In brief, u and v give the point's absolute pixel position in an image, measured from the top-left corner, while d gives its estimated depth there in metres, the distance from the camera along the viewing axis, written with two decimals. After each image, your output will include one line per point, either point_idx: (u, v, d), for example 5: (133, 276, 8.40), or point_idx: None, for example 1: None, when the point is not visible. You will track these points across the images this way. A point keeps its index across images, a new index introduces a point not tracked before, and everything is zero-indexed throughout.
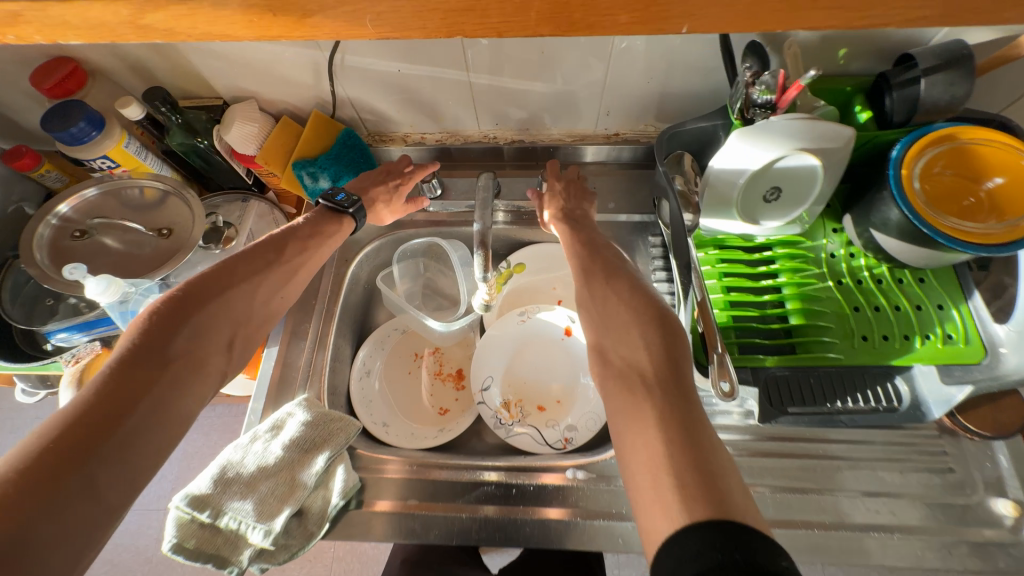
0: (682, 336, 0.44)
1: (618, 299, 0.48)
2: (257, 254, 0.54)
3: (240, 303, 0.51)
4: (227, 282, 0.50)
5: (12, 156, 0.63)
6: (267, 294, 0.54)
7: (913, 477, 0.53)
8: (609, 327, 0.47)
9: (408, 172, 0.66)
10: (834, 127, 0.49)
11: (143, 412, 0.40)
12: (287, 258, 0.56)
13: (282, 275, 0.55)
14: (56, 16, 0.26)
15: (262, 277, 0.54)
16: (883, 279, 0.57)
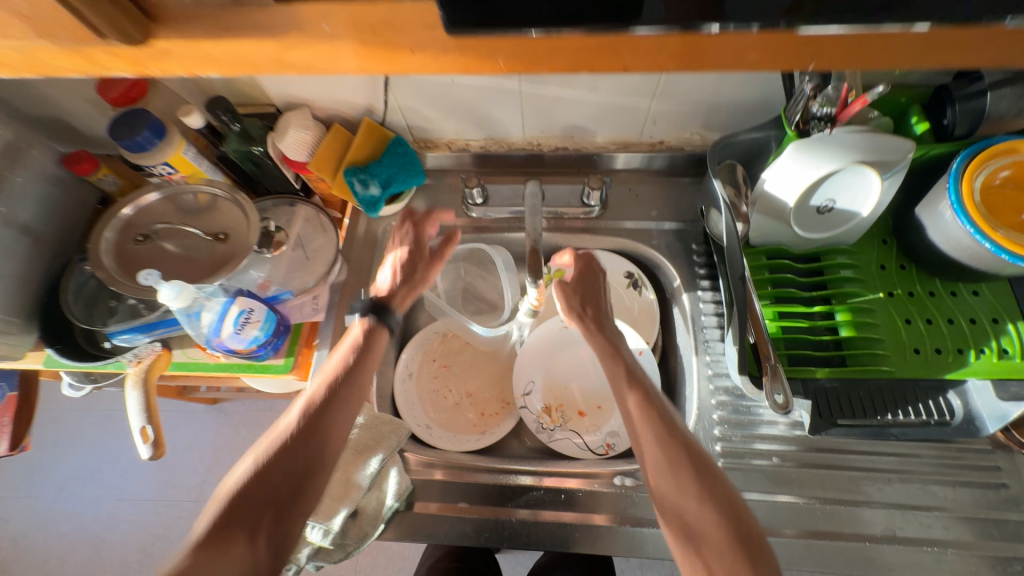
0: (754, 522, 0.44)
1: (690, 509, 0.44)
2: (336, 399, 0.51)
3: (326, 443, 0.48)
4: (303, 443, 0.47)
5: (73, 161, 0.66)
6: (311, 451, 0.47)
7: (965, 491, 0.53)
8: (682, 533, 0.44)
9: (418, 240, 0.62)
10: (894, 140, 0.49)
11: None
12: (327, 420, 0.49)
13: (321, 427, 0.49)
14: (171, 48, 0.25)
15: (303, 448, 0.47)
16: (935, 291, 0.56)
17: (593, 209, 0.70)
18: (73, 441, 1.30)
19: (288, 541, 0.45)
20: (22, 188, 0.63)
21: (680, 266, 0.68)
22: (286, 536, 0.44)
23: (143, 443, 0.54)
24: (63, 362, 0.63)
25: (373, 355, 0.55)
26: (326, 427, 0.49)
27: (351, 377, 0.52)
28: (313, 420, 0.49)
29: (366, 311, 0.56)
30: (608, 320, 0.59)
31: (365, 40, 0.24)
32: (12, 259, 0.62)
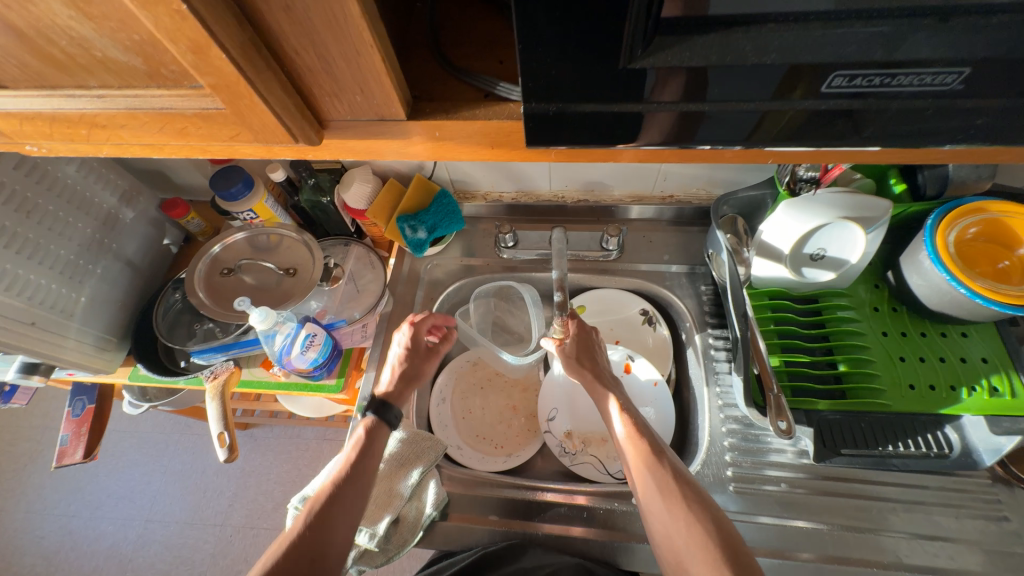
0: (737, 537, 0.44)
1: (680, 533, 0.45)
2: (359, 468, 0.54)
3: (353, 508, 0.51)
4: (336, 499, 0.51)
5: (170, 206, 0.78)
6: (349, 505, 0.51)
7: (969, 522, 0.56)
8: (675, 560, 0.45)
9: (417, 349, 0.66)
10: (872, 199, 0.57)
11: None
12: (363, 469, 0.54)
13: (359, 483, 0.53)
14: (328, 144, 0.31)
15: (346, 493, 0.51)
16: (927, 332, 0.62)
17: (611, 253, 0.79)
18: (113, 461, 1.37)
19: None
20: (129, 228, 0.76)
21: (690, 305, 0.75)
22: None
23: (220, 447, 0.63)
24: (147, 376, 0.73)
25: (378, 446, 0.57)
26: (359, 484, 0.53)
27: (370, 445, 0.56)
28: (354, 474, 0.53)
29: (372, 409, 0.59)
30: (617, 384, 0.62)
31: (439, 139, 0.30)
32: (115, 287, 0.73)
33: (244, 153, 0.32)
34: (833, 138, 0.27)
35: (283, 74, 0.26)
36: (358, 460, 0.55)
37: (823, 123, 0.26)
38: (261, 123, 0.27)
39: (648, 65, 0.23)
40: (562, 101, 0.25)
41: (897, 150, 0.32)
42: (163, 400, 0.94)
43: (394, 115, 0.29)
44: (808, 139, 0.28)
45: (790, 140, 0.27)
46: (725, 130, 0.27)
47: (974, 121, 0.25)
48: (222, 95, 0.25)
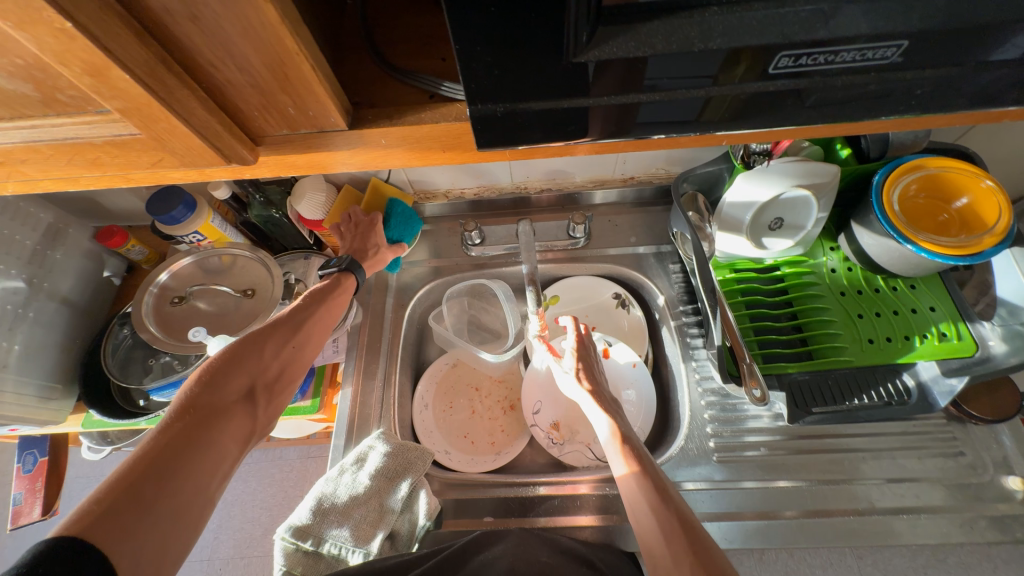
0: None
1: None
2: (294, 316, 0.58)
3: (278, 352, 0.55)
4: (269, 335, 0.55)
5: (105, 235, 0.72)
6: (295, 360, 0.57)
7: (930, 462, 0.60)
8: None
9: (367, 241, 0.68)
10: (822, 165, 0.59)
11: (178, 442, 0.42)
12: (311, 320, 0.59)
13: (305, 329, 0.58)
14: (267, 161, 0.29)
15: (291, 348, 0.56)
16: (879, 288, 0.65)
17: (578, 240, 0.78)
18: None
19: (275, 413, 0.54)
20: (61, 264, 0.70)
21: (660, 284, 0.76)
22: (278, 405, 0.54)
23: None
24: (102, 421, 0.68)
25: (336, 303, 0.62)
26: (310, 342, 0.59)
27: (327, 288, 0.62)
28: (296, 316, 0.58)
29: (344, 265, 0.63)
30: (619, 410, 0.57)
31: (386, 147, 0.28)
32: (53, 328, 0.68)
33: (173, 177, 0.29)
34: (780, 119, 0.27)
35: (202, 91, 0.24)
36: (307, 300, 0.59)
37: (774, 102, 0.26)
38: (185, 147, 0.25)
39: (593, 58, 0.23)
40: (507, 100, 0.25)
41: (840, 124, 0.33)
42: (126, 440, 0.89)
43: (333, 125, 0.27)
44: (759, 121, 0.28)
45: (741, 122, 0.28)
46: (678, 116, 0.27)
47: (910, 91, 0.26)
48: (134, 120, 0.23)
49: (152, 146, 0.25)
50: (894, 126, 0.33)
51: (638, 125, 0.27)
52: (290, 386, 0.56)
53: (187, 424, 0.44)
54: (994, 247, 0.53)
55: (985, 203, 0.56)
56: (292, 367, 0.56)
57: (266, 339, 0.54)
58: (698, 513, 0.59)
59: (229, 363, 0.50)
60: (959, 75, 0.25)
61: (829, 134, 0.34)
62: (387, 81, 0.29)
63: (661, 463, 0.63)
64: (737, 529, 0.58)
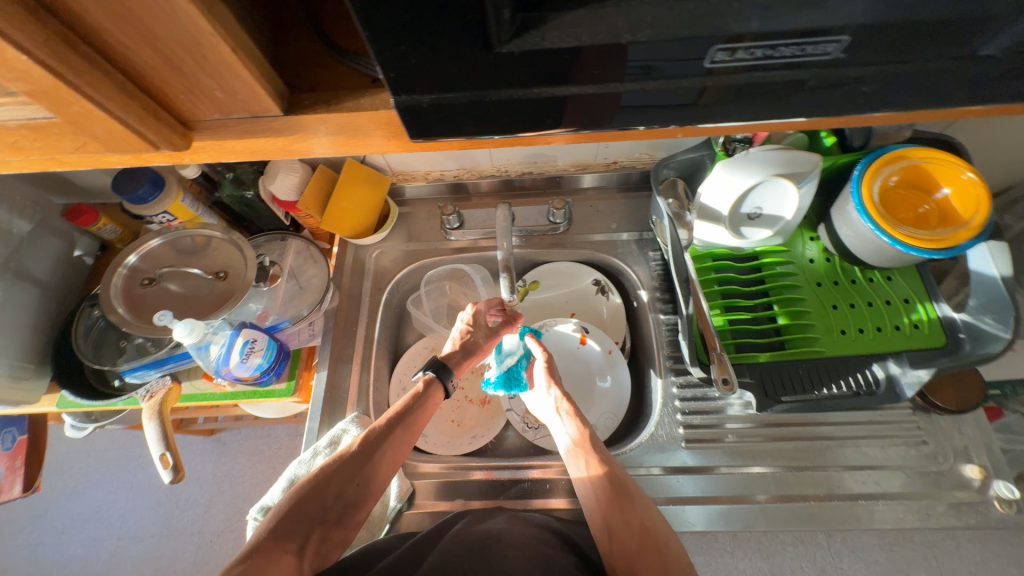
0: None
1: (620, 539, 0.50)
2: (365, 449, 0.54)
3: (346, 488, 0.52)
4: (339, 470, 0.52)
5: (74, 214, 0.70)
6: (380, 463, 0.54)
7: (893, 450, 0.62)
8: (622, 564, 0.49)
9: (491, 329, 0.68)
10: (803, 154, 0.58)
11: (260, 555, 0.45)
12: (401, 438, 0.56)
13: (383, 464, 0.54)
14: (204, 147, 0.28)
15: (377, 455, 0.54)
16: (856, 279, 0.65)
17: (559, 225, 0.78)
18: (72, 483, 1.30)
19: (360, 498, 0.53)
20: (29, 243, 0.68)
21: (639, 271, 0.76)
22: (336, 544, 0.51)
23: (163, 468, 0.61)
24: (76, 401, 0.68)
25: (396, 447, 0.56)
26: (381, 465, 0.54)
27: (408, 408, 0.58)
28: (394, 433, 0.56)
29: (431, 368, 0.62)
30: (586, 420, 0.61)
31: (326, 134, 0.27)
32: (24, 309, 0.67)
33: (109, 163, 0.28)
34: (733, 112, 0.26)
35: (118, 72, 0.22)
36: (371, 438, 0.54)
37: (728, 94, 0.25)
38: (107, 132, 0.24)
39: (517, 49, 0.22)
40: (438, 91, 0.23)
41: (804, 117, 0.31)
42: (110, 419, 0.89)
43: (267, 110, 0.25)
44: (712, 116, 0.27)
45: (696, 113, 0.27)
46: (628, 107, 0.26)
47: (868, 89, 0.25)
48: (46, 103, 0.22)
49: (75, 132, 0.24)
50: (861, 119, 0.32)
51: (589, 117, 0.26)
52: (380, 466, 0.54)
53: (273, 540, 0.47)
54: (969, 241, 0.53)
55: (966, 196, 0.56)
56: (358, 502, 0.52)
57: (359, 466, 0.53)
58: (664, 497, 0.60)
59: (295, 514, 0.49)
60: (919, 70, 0.24)
61: (793, 126, 0.33)
62: (327, 63, 0.28)
63: (632, 448, 0.64)
64: (703, 513, 0.59)
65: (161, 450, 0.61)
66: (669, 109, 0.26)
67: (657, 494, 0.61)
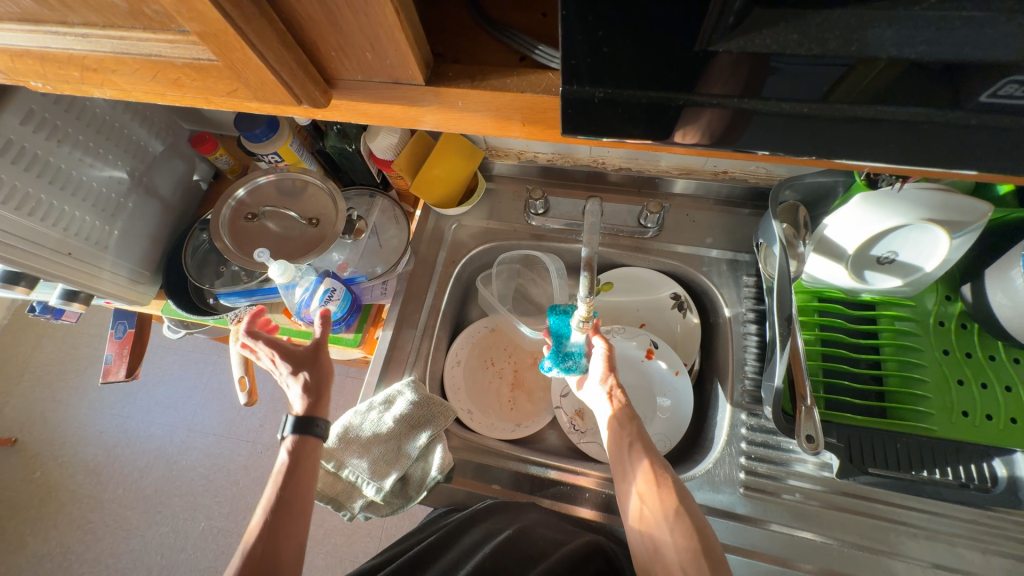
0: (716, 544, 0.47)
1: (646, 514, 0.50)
2: (280, 500, 0.51)
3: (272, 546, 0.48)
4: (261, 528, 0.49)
5: (198, 141, 0.76)
6: (294, 511, 0.51)
7: (996, 561, 0.53)
8: (646, 537, 0.49)
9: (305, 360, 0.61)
10: (970, 201, 0.48)
11: None
12: (298, 497, 0.52)
13: (296, 533, 0.50)
14: (339, 106, 0.27)
15: (292, 505, 0.51)
16: (996, 356, 0.55)
17: (648, 229, 0.73)
18: (161, 374, 1.49)
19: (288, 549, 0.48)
20: (158, 161, 0.75)
21: (727, 294, 0.70)
22: None
23: (240, 390, 0.66)
24: (176, 311, 0.75)
25: (310, 476, 0.54)
26: (288, 532, 0.49)
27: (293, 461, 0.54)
28: (288, 499, 0.51)
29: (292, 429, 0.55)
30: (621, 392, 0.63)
31: (462, 111, 0.25)
32: (147, 220, 0.74)
33: (249, 109, 0.29)
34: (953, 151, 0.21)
35: (281, 22, 0.22)
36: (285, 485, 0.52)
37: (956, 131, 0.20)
38: (259, 81, 0.24)
39: (735, 49, 0.19)
40: (605, 84, 0.21)
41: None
42: (199, 330, 0.99)
43: (410, 78, 0.24)
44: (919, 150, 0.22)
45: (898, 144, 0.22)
46: (809, 124, 0.22)
47: None
48: (212, 45, 0.22)
49: (229, 76, 0.25)
50: None
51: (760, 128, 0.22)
52: (296, 512, 0.51)
53: None
54: None
55: None
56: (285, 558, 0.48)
57: (270, 549, 0.47)
58: None
59: None
60: None
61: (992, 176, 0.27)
62: (477, 35, 0.26)
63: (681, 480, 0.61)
64: (748, 568, 0.55)
65: (240, 372, 0.67)
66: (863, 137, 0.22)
67: None
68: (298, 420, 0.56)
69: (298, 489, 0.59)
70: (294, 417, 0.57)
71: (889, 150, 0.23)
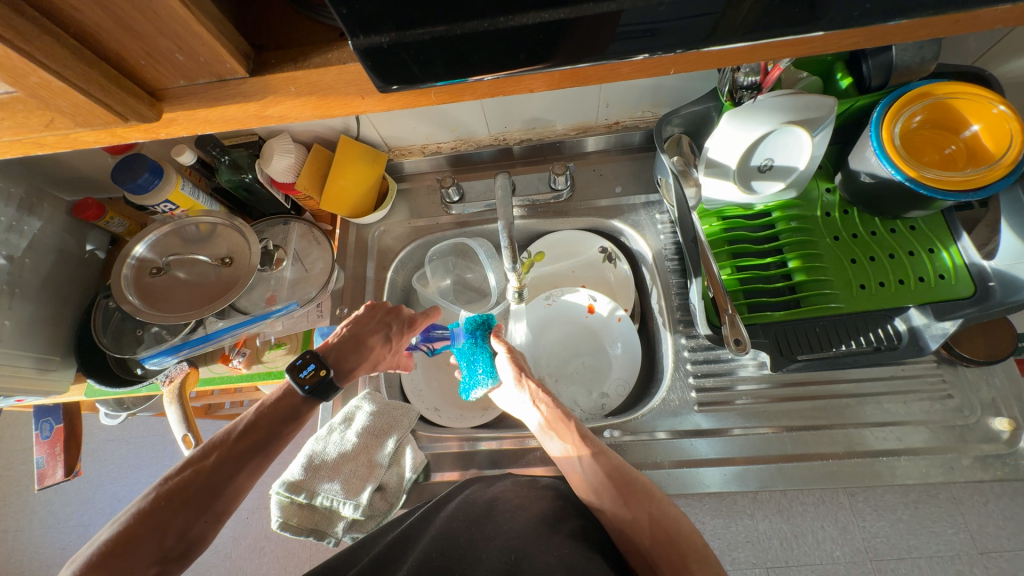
0: (688, 530, 0.46)
1: (608, 508, 0.50)
2: (257, 436, 0.49)
3: (233, 475, 0.47)
4: (234, 464, 0.47)
5: (81, 209, 0.71)
6: (269, 450, 0.49)
7: (917, 405, 0.60)
8: (622, 535, 0.49)
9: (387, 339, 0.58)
10: (817, 98, 0.54)
11: (114, 550, 0.42)
12: (282, 442, 0.50)
13: (260, 469, 0.49)
14: (178, 118, 0.28)
15: (268, 444, 0.49)
16: (877, 231, 0.62)
17: (562, 191, 0.76)
18: (115, 468, 1.38)
19: (248, 478, 0.48)
20: (41, 237, 0.70)
21: (647, 236, 0.73)
22: (205, 537, 0.45)
23: (186, 448, 0.66)
24: (102, 390, 0.70)
25: (295, 422, 0.51)
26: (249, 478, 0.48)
27: (296, 411, 0.51)
28: (267, 438, 0.49)
29: (321, 385, 0.51)
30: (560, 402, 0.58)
31: (299, 96, 0.27)
32: (44, 302, 0.69)
33: (87, 141, 0.29)
34: (712, 37, 0.25)
35: (71, 38, 0.23)
36: (266, 425, 0.50)
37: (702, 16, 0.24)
38: (72, 105, 0.24)
39: None
40: (398, 28, 0.23)
41: (797, 41, 0.29)
42: (139, 407, 0.92)
43: (232, 72, 0.26)
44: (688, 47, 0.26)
45: (668, 41, 0.26)
46: (599, 39, 0.25)
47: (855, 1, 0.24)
48: (3, 75, 0.22)
49: (45, 104, 0.24)
50: (858, 43, 0.30)
51: (557, 49, 0.25)
52: (269, 449, 0.49)
53: (144, 528, 0.43)
54: (1002, 179, 0.48)
55: (998, 130, 0.51)
56: (238, 487, 0.47)
57: (236, 472, 0.47)
58: (676, 459, 0.60)
59: (172, 505, 0.44)
60: None
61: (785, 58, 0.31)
62: (298, 26, 0.28)
63: (643, 414, 0.64)
64: (717, 474, 0.59)
65: (184, 431, 0.67)
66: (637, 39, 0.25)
67: (669, 456, 0.61)
68: (330, 382, 0.51)
69: (273, 529, 0.58)
70: (325, 376, 0.51)
71: (675, 51, 0.26)
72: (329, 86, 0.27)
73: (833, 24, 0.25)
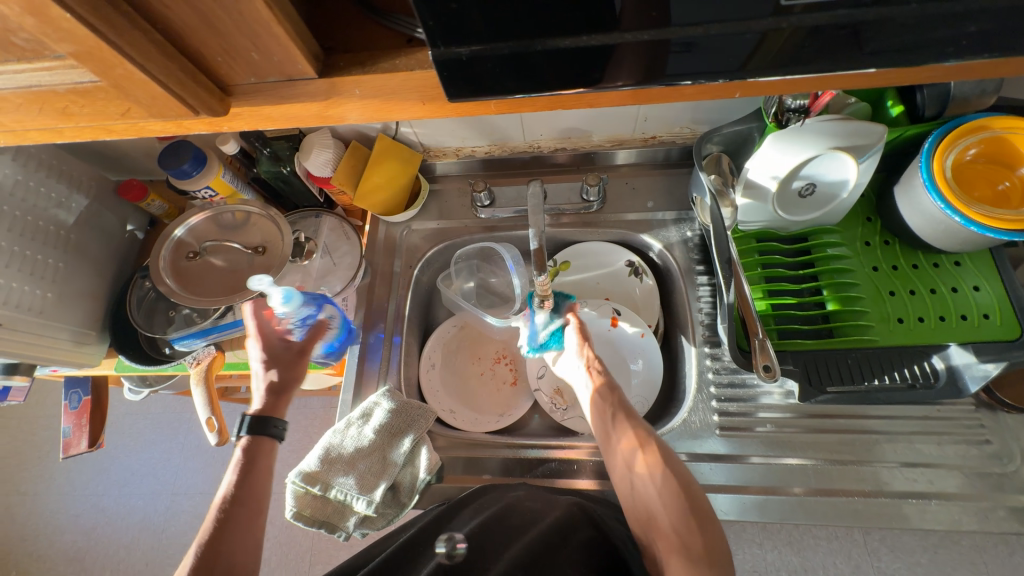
0: (703, 501, 0.49)
1: (628, 463, 0.53)
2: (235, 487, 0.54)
3: (231, 533, 0.50)
4: (223, 524, 0.51)
5: (125, 189, 0.73)
6: (253, 499, 0.54)
7: (951, 448, 0.57)
8: (634, 494, 0.52)
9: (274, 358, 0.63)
10: (867, 125, 0.52)
11: None
12: (261, 485, 0.55)
13: (254, 515, 0.53)
14: (243, 113, 0.29)
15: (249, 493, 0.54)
16: (918, 264, 0.60)
17: (592, 203, 0.75)
18: (132, 441, 1.42)
19: (248, 533, 0.51)
20: (86, 215, 0.73)
21: (677, 253, 0.73)
22: None
23: (208, 429, 0.67)
24: (131, 366, 0.72)
25: (262, 463, 0.56)
26: (244, 532, 0.51)
27: (252, 453, 0.56)
28: (244, 485, 0.54)
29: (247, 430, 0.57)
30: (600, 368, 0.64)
31: (362, 98, 0.28)
32: (85, 277, 0.71)
33: (154, 129, 0.30)
34: (782, 65, 0.25)
35: (156, 32, 0.24)
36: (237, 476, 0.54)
37: (776, 42, 0.24)
38: (149, 96, 0.25)
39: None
40: (475, 42, 0.23)
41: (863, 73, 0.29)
42: (162, 384, 0.94)
43: (301, 72, 0.27)
44: (755, 72, 0.25)
45: (738, 65, 0.25)
46: (668, 60, 0.25)
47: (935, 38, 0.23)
48: (90, 65, 0.23)
49: (122, 93, 0.25)
50: (927, 77, 0.29)
51: (624, 67, 0.25)
52: (253, 507, 0.53)
53: None
54: None
55: None
56: (244, 543, 0.50)
57: (230, 531, 0.50)
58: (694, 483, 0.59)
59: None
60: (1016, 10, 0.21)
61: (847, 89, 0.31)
62: (367, 32, 0.28)
63: (662, 434, 0.63)
64: (735, 503, 0.57)
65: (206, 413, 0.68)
66: (706, 63, 0.25)
67: None
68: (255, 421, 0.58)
69: (287, 518, 0.58)
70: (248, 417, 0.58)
71: (742, 75, 0.26)
72: (394, 91, 0.27)
73: (912, 58, 0.24)
